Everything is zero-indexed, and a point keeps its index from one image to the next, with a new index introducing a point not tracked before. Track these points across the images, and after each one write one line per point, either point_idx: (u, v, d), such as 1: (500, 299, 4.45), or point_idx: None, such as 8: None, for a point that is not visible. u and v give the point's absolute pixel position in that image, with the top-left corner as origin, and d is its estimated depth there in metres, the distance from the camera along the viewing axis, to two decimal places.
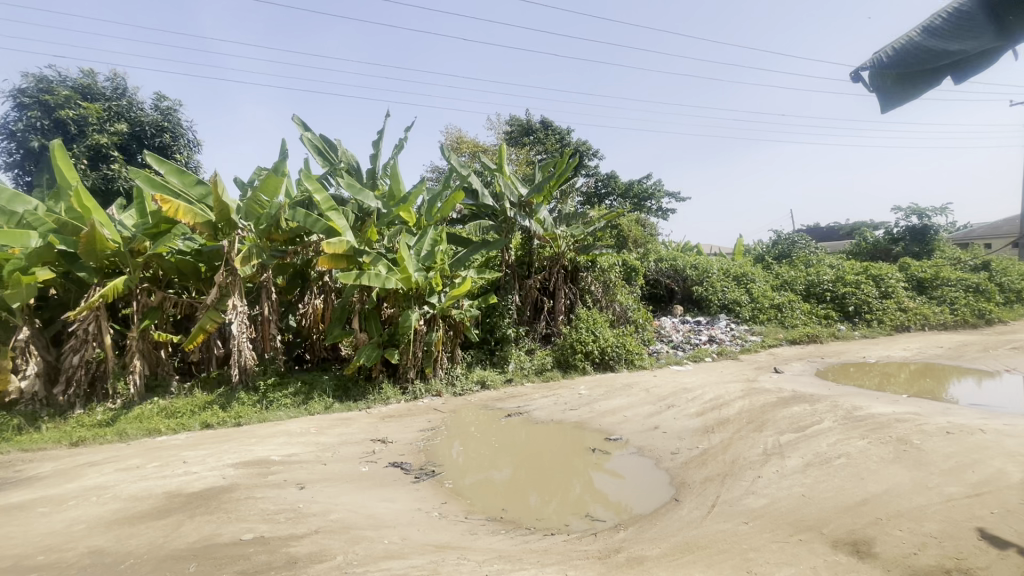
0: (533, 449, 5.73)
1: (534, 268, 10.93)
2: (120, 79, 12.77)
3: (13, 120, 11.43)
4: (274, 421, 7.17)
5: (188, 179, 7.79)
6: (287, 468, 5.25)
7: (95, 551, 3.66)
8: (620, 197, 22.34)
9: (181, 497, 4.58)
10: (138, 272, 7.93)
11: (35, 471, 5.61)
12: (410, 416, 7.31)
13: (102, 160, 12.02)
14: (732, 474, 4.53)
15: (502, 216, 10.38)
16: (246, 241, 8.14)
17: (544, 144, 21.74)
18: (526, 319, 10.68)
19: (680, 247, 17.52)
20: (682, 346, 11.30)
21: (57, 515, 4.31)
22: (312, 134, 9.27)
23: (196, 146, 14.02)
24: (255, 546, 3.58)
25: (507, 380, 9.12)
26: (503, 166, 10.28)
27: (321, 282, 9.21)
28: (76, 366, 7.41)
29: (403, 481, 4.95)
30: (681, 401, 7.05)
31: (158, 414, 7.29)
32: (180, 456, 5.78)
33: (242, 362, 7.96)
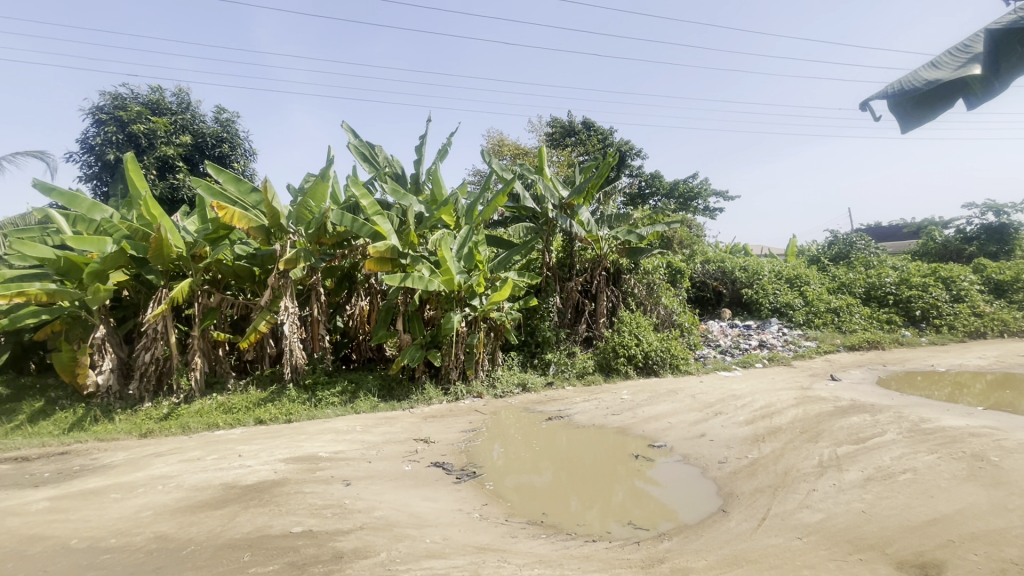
0: (573, 453, 5.67)
1: (575, 270, 10.86)
2: (184, 94, 13.63)
3: (92, 135, 12.42)
4: (323, 419, 7.45)
5: (243, 187, 8.17)
6: (334, 465, 5.42)
7: (159, 537, 3.90)
8: (664, 197, 21.85)
9: (236, 489, 4.81)
10: (200, 275, 8.42)
11: (109, 460, 6.06)
12: (452, 416, 7.42)
13: (169, 171, 12.89)
14: (785, 486, 4.31)
15: (543, 218, 10.40)
16: (297, 245, 8.51)
17: (586, 145, 21.57)
18: (567, 322, 10.58)
19: (728, 248, 16.93)
20: (730, 351, 10.89)
21: (127, 501, 4.63)
22: (358, 141, 9.58)
23: (252, 155, 14.76)
24: (304, 540, 3.72)
25: (548, 383, 9.08)
26: (544, 168, 10.28)
27: (367, 284, 9.51)
28: (145, 362, 7.94)
29: (445, 481, 5.01)
30: (729, 408, 6.79)
31: (216, 409, 7.70)
32: (236, 450, 6.08)
33: (293, 360, 8.32)
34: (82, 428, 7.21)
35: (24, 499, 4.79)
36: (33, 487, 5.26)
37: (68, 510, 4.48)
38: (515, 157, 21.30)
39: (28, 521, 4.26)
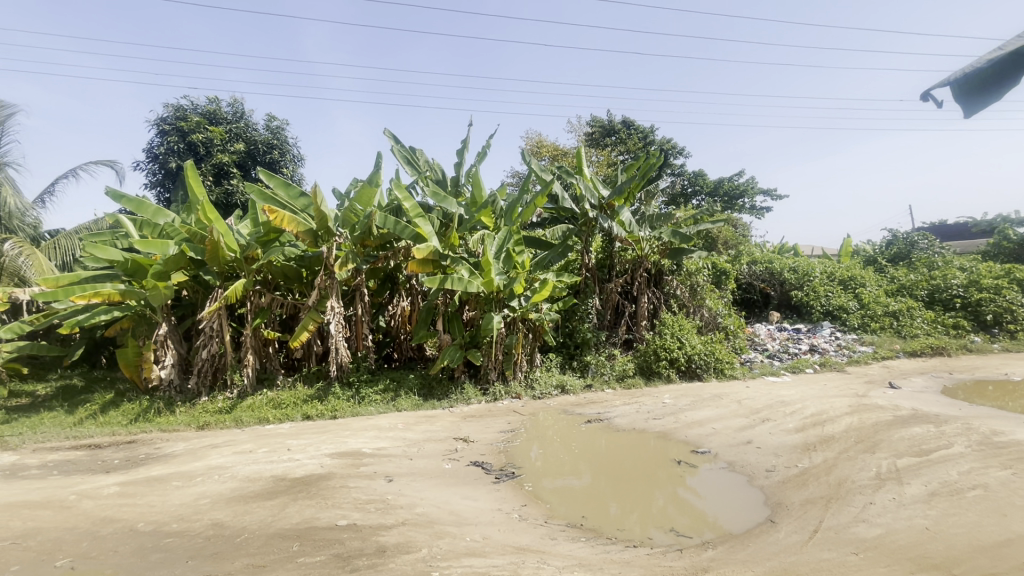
0: (613, 457, 5.59)
1: (615, 271, 10.73)
2: (239, 104, 14.35)
3: (156, 145, 13.27)
4: (366, 415, 7.67)
5: (292, 192, 8.51)
6: (377, 461, 5.57)
7: (216, 524, 4.12)
8: (708, 196, 21.25)
9: (285, 481, 5.02)
10: (252, 276, 8.82)
11: (170, 449, 6.45)
12: (490, 417, 7.46)
13: (224, 177, 13.60)
14: (838, 498, 4.11)
15: (582, 219, 10.32)
16: (343, 248, 8.80)
17: (626, 144, 21.27)
18: (607, 324, 10.47)
19: (776, 249, 16.28)
20: (778, 356, 10.45)
21: (187, 489, 4.92)
22: (401, 146, 9.80)
23: (301, 160, 15.36)
24: (349, 533, 3.83)
25: (587, 386, 8.98)
26: (583, 168, 10.21)
27: (408, 285, 9.73)
28: (203, 358, 8.40)
29: (484, 480, 5.05)
30: (777, 415, 6.53)
31: (266, 404, 8.05)
32: (285, 443, 6.35)
33: (339, 359, 8.61)
34: (147, 419, 7.71)
35: (97, 483, 5.16)
36: (105, 472, 5.67)
37: (135, 495, 4.80)
38: (554, 158, 21.26)
39: (101, 504, 4.60)
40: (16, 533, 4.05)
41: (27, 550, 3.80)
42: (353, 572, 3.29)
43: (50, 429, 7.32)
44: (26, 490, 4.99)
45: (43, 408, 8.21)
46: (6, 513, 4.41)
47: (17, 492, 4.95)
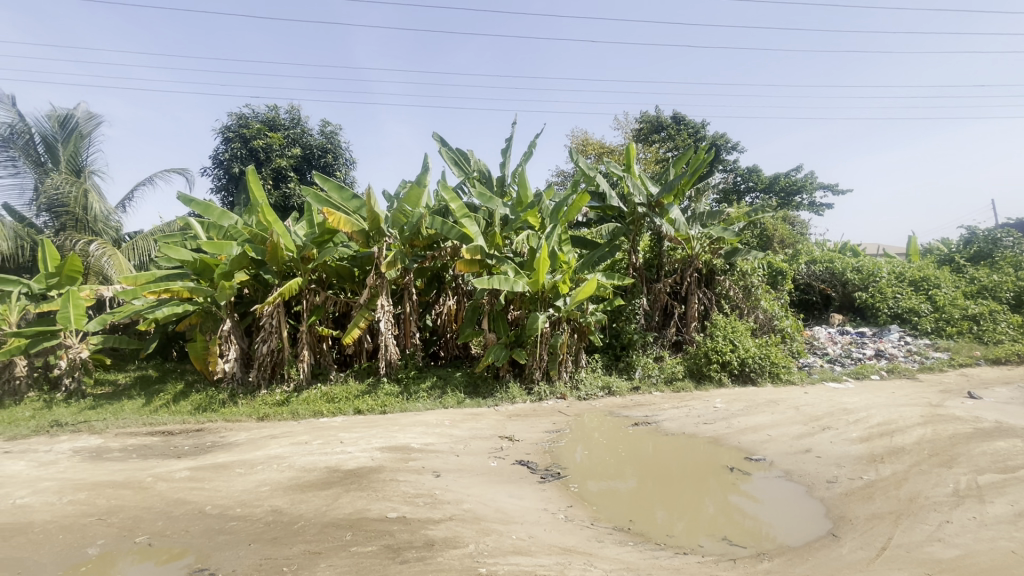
0: (661, 461, 5.46)
1: (664, 271, 10.47)
2: (296, 111, 15.04)
3: (221, 152, 14.12)
4: (413, 411, 7.86)
5: (346, 194, 8.82)
6: (424, 456, 5.69)
7: (275, 511, 4.34)
8: (762, 193, 20.38)
9: (338, 472, 5.22)
10: (307, 275, 9.22)
11: (233, 438, 6.85)
12: (535, 416, 7.45)
13: (282, 181, 14.29)
14: (909, 514, 3.84)
15: (630, 217, 10.13)
16: (392, 248, 9.04)
17: (675, 140, 20.74)
18: (655, 325, 10.24)
19: (837, 247, 15.40)
20: (840, 360, 9.87)
21: (249, 476, 5.21)
22: (447, 147, 9.97)
23: (352, 164, 15.91)
24: (398, 525, 3.94)
25: (634, 388, 8.82)
26: (631, 166, 10.04)
27: (454, 284, 9.92)
28: (263, 353, 8.86)
29: (530, 480, 5.06)
30: (839, 423, 6.17)
31: (321, 398, 8.40)
32: (338, 436, 6.60)
33: (388, 355, 8.87)
34: (213, 410, 8.22)
35: (170, 467, 5.56)
36: (176, 457, 6.10)
37: (203, 479, 5.14)
38: (600, 156, 21.02)
39: (173, 486, 4.95)
40: (102, 510, 4.42)
41: (111, 526, 4.15)
42: (403, 563, 3.38)
43: (130, 415, 7.95)
44: (109, 471, 5.45)
45: (123, 396, 8.92)
46: (92, 491, 4.83)
47: (102, 472, 5.40)
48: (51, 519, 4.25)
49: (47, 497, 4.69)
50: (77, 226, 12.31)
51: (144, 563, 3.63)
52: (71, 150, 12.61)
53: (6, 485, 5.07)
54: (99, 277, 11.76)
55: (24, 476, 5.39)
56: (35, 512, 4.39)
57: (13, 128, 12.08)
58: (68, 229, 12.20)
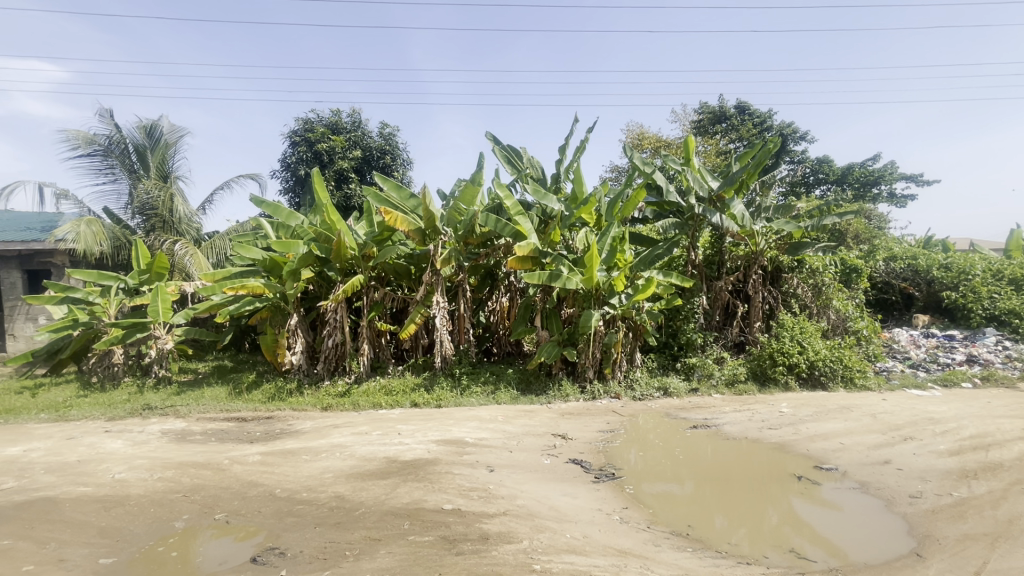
0: (720, 466, 5.25)
1: (726, 268, 10.03)
2: (357, 114, 15.62)
3: (289, 155, 14.93)
4: (467, 406, 7.99)
5: (404, 194, 9.07)
6: (478, 451, 5.77)
7: (338, 497, 4.55)
8: (834, 184, 19.09)
9: (396, 463, 5.40)
10: (367, 273, 9.60)
11: (300, 426, 7.25)
12: (589, 415, 7.37)
13: (344, 181, 14.92)
14: (1009, 538, 3.48)
15: (688, 212, 9.80)
16: (447, 245, 9.22)
17: (739, 131, 19.80)
18: (715, 324, 9.84)
19: (922, 243, 14.16)
20: (924, 365, 9.08)
21: (314, 463, 5.50)
22: (501, 146, 10.02)
23: (410, 164, 16.35)
24: (454, 517, 4.02)
25: (692, 390, 8.51)
26: (690, 159, 9.71)
27: (507, 282, 10.00)
28: (328, 346, 9.31)
29: (583, 478, 5.02)
30: (924, 434, 5.67)
31: (380, 390, 8.72)
32: (396, 428, 6.82)
33: (443, 350, 9.06)
34: (281, 399, 8.74)
35: (244, 451, 5.96)
36: (249, 442, 6.53)
37: (273, 464, 5.47)
38: (656, 149, 20.44)
39: (247, 469, 5.30)
40: (185, 488, 4.81)
41: (193, 503, 4.50)
42: (458, 555, 3.44)
43: (209, 402, 8.60)
44: (192, 452, 5.92)
45: (203, 384, 9.66)
46: (178, 470, 5.26)
47: (186, 453, 5.88)
48: (144, 494, 4.68)
49: (140, 474, 5.16)
50: (165, 227, 13.46)
51: (222, 538, 3.92)
52: (159, 157, 13.74)
53: (106, 460, 5.63)
54: (183, 274, 12.79)
55: (121, 453, 5.96)
56: (130, 486, 4.85)
57: (111, 139, 13.35)
58: (157, 230, 13.36)
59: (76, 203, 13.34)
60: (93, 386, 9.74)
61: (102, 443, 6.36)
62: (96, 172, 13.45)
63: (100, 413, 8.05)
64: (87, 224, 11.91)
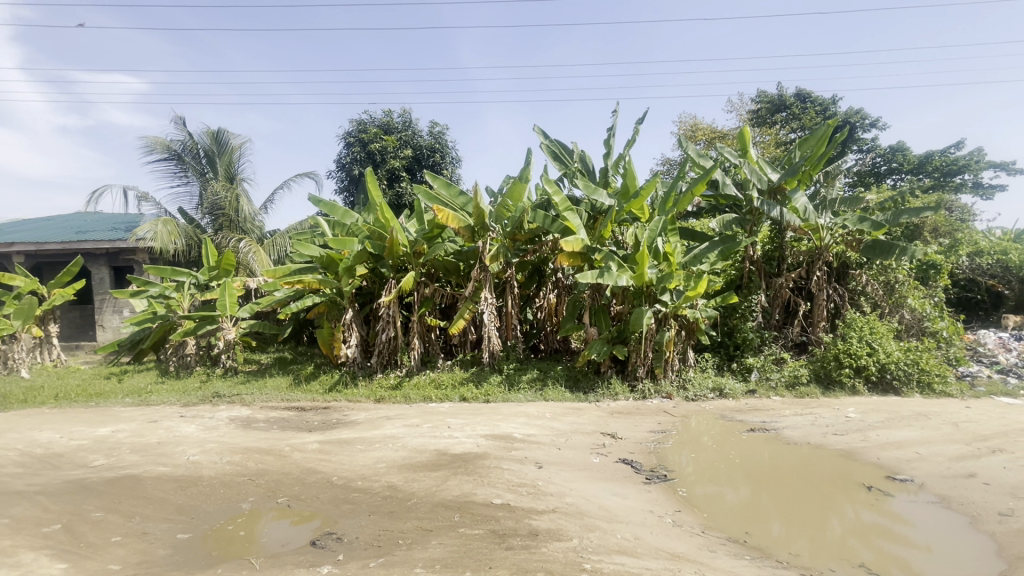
0: (779, 471, 5.00)
1: (786, 264, 9.56)
2: (408, 114, 15.98)
3: (344, 156, 15.49)
4: (515, 402, 8.04)
5: (454, 191, 9.19)
6: (527, 447, 5.79)
7: (391, 486, 4.70)
8: (909, 174, 17.74)
9: (446, 456, 5.50)
10: (418, 269, 9.82)
11: (355, 417, 7.53)
12: (640, 415, 7.24)
13: (396, 180, 15.32)
14: None
15: (746, 207, 9.42)
16: (496, 242, 9.29)
17: (801, 119, 18.74)
18: (775, 323, 9.40)
19: (1013, 236, 12.89)
20: (1015, 371, 8.28)
21: (368, 453, 5.69)
22: (549, 141, 9.96)
23: (458, 162, 16.58)
24: (503, 512, 4.05)
25: (749, 391, 8.15)
26: (748, 150, 9.33)
27: (555, 279, 9.96)
28: (381, 340, 9.61)
29: (634, 479, 4.93)
30: (1016, 447, 5.16)
31: (430, 384, 8.91)
32: (446, 421, 6.95)
33: (491, 346, 9.14)
34: (338, 390, 9.11)
35: (304, 439, 6.26)
36: (308, 431, 6.85)
37: (331, 452, 5.71)
38: (711, 141, 19.71)
39: (306, 456, 5.57)
40: (251, 471, 5.11)
41: (258, 486, 4.77)
42: (508, 549, 3.47)
43: (272, 391, 9.08)
44: (257, 439, 6.28)
45: (267, 374, 10.22)
46: (244, 454, 5.60)
47: (252, 439, 6.24)
48: (215, 476, 5.01)
49: (210, 457, 5.53)
50: (231, 226, 14.31)
51: (283, 521, 4.13)
52: (227, 161, 14.61)
53: (182, 443, 6.07)
54: (247, 271, 13.59)
55: (195, 437, 6.41)
56: (203, 468, 5.20)
57: (185, 144, 14.32)
58: (225, 229, 14.22)
59: (155, 205, 14.41)
60: (169, 373, 10.54)
61: (179, 427, 6.87)
62: (171, 175, 14.48)
63: (176, 399, 8.69)
64: (164, 224, 12.89)
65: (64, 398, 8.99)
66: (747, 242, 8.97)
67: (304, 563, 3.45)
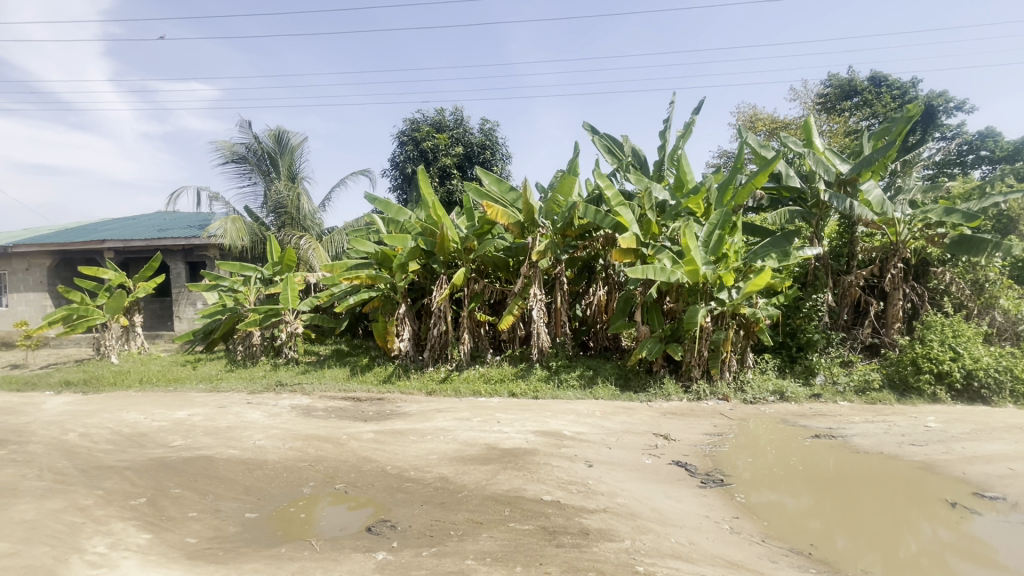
0: (846, 481, 4.70)
1: (856, 262, 8.99)
2: (459, 112, 16.17)
3: (398, 155, 15.91)
4: (564, 399, 7.99)
5: (504, 187, 9.20)
6: (577, 445, 5.74)
7: (443, 478, 4.80)
8: (1002, 162, 16.13)
9: (496, 450, 5.54)
10: (468, 265, 9.95)
11: (408, 409, 7.74)
12: (694, 416, 7.01)
13: (447, 177, 15.57)
14: None
15: (812, 200, 8.88)
16: (546, 238, 9.27)
17: (874, 106, 17.47)
18: (843, 324, 8.87)
19: None
20: None
21: (421, 444, 5.83)
22: (600, 135, 9.80)
23: (508, 158, 16.62)
24: (553, 509, 4.04)
25: (814, 395, 7.70)
26: (814, 140, 8.81)
27: (606, 275, 9.82)
28: (433, 335, 9.82)
29: (688, 482, 4.78)
30: None
31: (480, 378, 9.03)
32: (495, 416, 7.01)
33: (540, 342, 9.14)
34: (392, 382, 9.41)
35: (360, 429, 6.50)
36: (364, 421, 7.11)
37: (385, 442, 5.90)
38: (773, 131, 18.73)
39: (362, 445, 5.78)
40: (312, 457, 5.37)
41: (318, 472, 5.00)
42: (559, 547, 3.45)
43: (330, 382, 9.50)
44: (317, 426, 6.58)
45: (325, 365, 10.70)
46: (305, 441, 5.89)
47: (313, 427, 6.56)
48: (278, 460, 5.29)
49: (275, 442, 5.85)
50: (293, 224, 15.04)
51: (340, 506, 4.31)
52: (288, 161, 15.35)
53: (249, 428, 6.47)
54: (307, 266, 14.27)
55: (261, 422, 6.81)
56: (268, 452, 5.51)
57: (250, 147, 15.16)
58: (287, 226, 14.97)
59: (225, 204, 15.37)
60: (238, 362, 11.25)
61: (246, 413, 7.32)
62: (240, 177, 15.40)
63: (243, 387, 9.26)
64: (233, 222, 13.72)
65: (147, 382, 9.79)
66: (816, 249, 8.35)
67: (361, 547, 3.58)
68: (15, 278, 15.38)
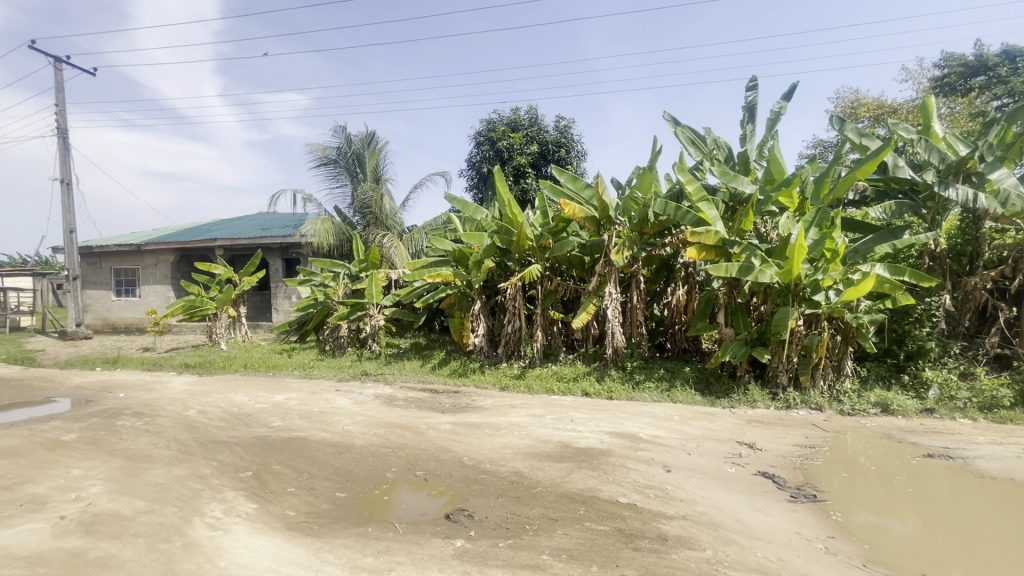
0: (964, 508, 4.19)
1: (982, 262, 7.93)
2: (534, 111, 16.24)
3: (474, 155, 16.31)
4: (640, 401, 7.81)
5: (580, 184, 9.14)
6: (654, 448, 5.59)
7: (517, 472, 4.87)
8: None
9: (570, 449, 5.53)
10: (542, 262, 10.00)
11: (482, 403, 7.94)
12: (783, 426, 6.56)
13: (521, 176, 15.71)
14: None
15: (925, 192, 7.99)
16: (622, 236, 9.11)
17: (1007, 84, 15.30)
18: (962, 331, 7.94)
19: None
20: None
21: (496, 438, 5.96)
22: (683, 127, 9.40)
23: (584, 155, 16.45)
24: (629, 511, 3.97)
25: (925, 410, 6.89)
26: (932, 125, 7.89)
27: (685, 274, 9.43)
28: (507, 331, 10.01)
29: (776, 495, 4.50)
30: None
31: (553, 376, 9.05)
32: (569, 414, 6.99)
33: (614, 342, 8.94)
34: (466, 375, 9.68)
35: (437, 420, 6.75)
36: (441, 412, 7.38)
37: (462, 434, 6.09)
38: (878, 118, 16.97)
39: (440, 436, 6.00)
40: (394, 445, 5.67)
41: (400, 459, 5.28)
42: (636, 550, 3.39)
43: (410, 373, 9.97)
44: (398, 415, 6.92)
45: (405, 358, 11.22)
46: (388, 429, 6.23)
47: (394, 416, 6.91)
48: (364, 445, 5.64)
49: (361, 428, 6.24)
50: (377, 223, 15.91)
51: (419, 493, 4.52)
52: (373, 163, 16.25)
53: (338, 414, 6.96)
54: (390, 263, 15.12)
55: (348, 409, 7.30)
56: (355, 437, 5.90)
57: (340, 151, 16.22)
58: (372, 225, 15.87)
59: (318, 206, 16.59)
60: (327, 352, 12.11)
61: (335, 399, 7.86)
62: (330, 179, 16.53)
63: (332, 375, 9.97)
64: (322, 222, 14.78)
65: (251, 367, 10.83)
66: (931, 237, 7.49)
67: (441, 534, 3.73)
68: (146, 273, 17.60)
